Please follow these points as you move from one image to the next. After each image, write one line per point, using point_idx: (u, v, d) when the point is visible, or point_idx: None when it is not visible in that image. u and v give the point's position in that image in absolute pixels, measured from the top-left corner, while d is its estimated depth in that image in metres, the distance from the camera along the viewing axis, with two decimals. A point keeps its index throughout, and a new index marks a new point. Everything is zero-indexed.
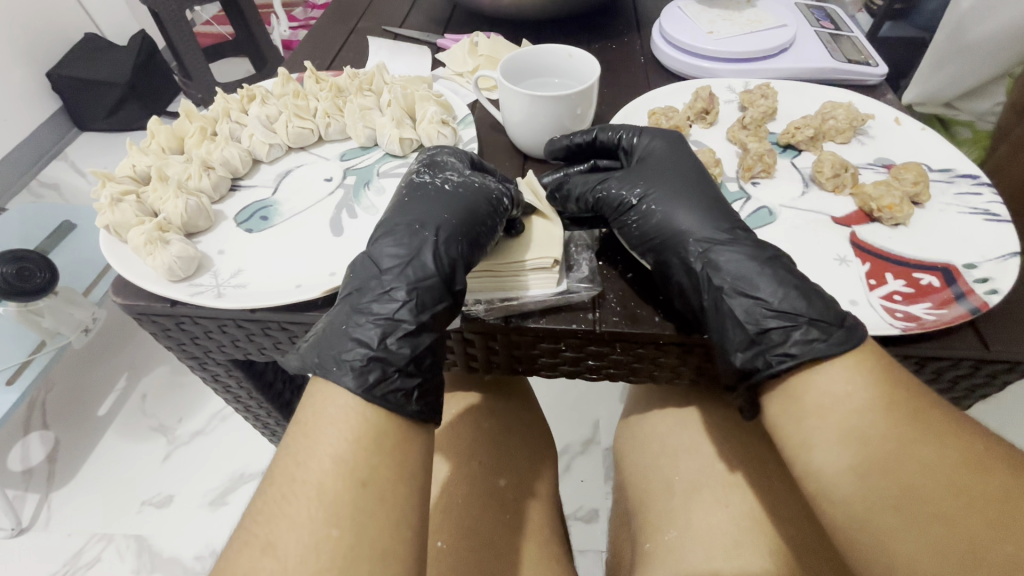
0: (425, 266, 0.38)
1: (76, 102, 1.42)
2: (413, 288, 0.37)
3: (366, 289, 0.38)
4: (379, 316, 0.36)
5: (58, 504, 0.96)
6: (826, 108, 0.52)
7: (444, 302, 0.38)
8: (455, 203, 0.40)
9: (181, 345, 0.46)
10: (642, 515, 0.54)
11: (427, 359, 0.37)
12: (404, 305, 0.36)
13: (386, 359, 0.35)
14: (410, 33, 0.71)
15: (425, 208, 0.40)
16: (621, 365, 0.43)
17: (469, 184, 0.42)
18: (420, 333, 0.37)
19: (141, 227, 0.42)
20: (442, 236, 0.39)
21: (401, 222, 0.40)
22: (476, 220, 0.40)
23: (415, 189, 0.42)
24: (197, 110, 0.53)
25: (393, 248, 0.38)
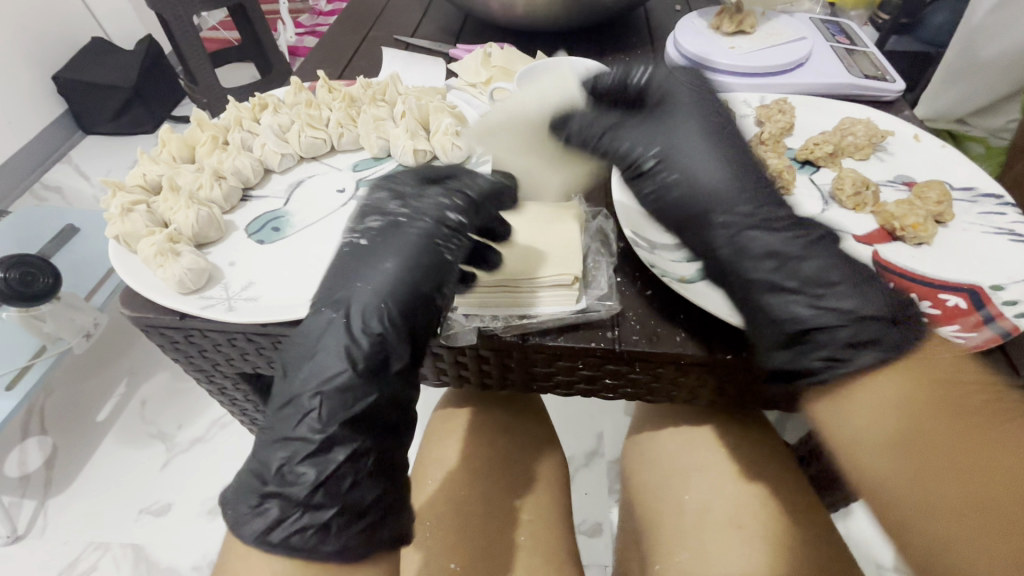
0: (337, 361, 0.36)
1: (82, 106, 1.42)
2: (321, 395, 0.35)
3: (281, 390, 0.37)
4: (291, 435, 0.35)
5: (55, 511, 0.95)
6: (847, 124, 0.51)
7: (370, 395, 0.36)
8: (381, 278, 0.39)
9: (188, 358, 0.45)
10: (653, 532, 0.53)
11: (342, 479, 0.34)
12: (311, 414, 0.35)
13: (281, 494, 0.34)
14: (422, 43, 0.70)
15: (346, 286, 0.39)
16: (639, 385, 0.43)
17: (392, 252, 0.40)
18: (329, 446, 0.35)
19: (151, 237, 0.42)
20: (355, 324, 0.37)
21: (321, 321, 0.38)
22: (402, 295, 0.39)
23: (342, 256, 0.41)
24: (209, 119, 0.52)
25: (313, 353, 0.37)
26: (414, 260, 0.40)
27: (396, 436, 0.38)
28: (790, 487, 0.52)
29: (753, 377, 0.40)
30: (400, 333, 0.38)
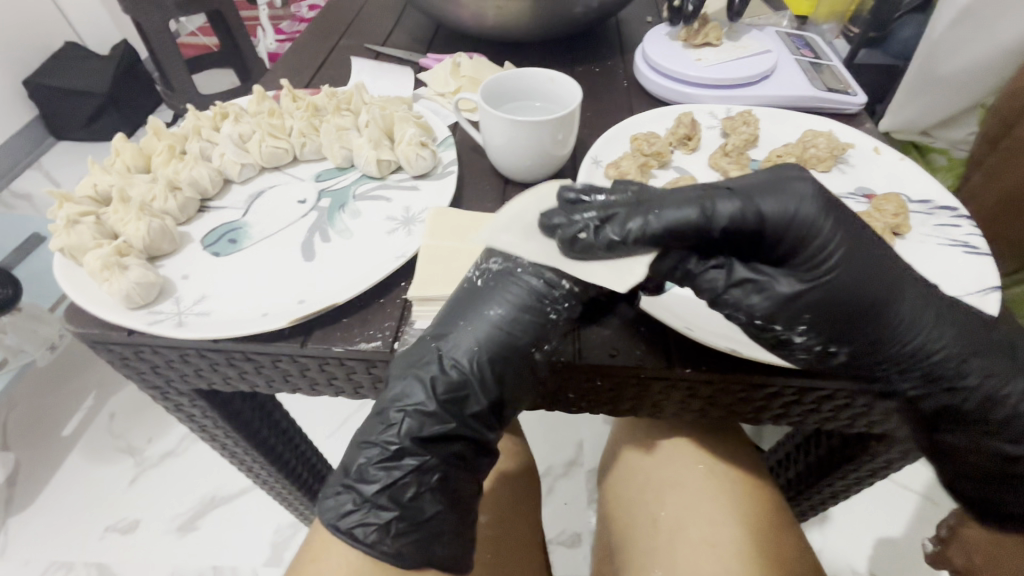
0: (423, 389, 0.37)
1: (52, 111, 1.38)
2: (409, 419, 0.37)
3: (378, 400, 0.39)
4: (373, 439, 0.38)
5: (17, 531, 0.91)
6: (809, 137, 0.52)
7: (449, 423, 0.38)
8: (486, 315, 0.38)
9: (140, 374, 0.44)
10: (630, 551, 0.52)
11: (406, 488, 0.37)
12: (397, 426, 0.37)
13: (356, 488, 0.38)
14: (393, 52, 0.70)
15: (455, 321, 0.38)
16: (604, 399, 0.42)
17: (505, 291, 0.38)
18: (400, 457, 0.38)
19: (98, 250, 0.40)
20: (457, 358, 0.38)
21: (433, 368, 0.38)
22: (502, 338, 0.38)
23: (457, 288, 0.39)
24: (166, 127, 0.51)
25: (411, 389, 0.38)
26: (523, 305, 0.37)
27: (468, 461, 0.40)
28: (760, 500, 0.52)
29: (717, 391, 0.39)
30: (483, 374, 0.38)
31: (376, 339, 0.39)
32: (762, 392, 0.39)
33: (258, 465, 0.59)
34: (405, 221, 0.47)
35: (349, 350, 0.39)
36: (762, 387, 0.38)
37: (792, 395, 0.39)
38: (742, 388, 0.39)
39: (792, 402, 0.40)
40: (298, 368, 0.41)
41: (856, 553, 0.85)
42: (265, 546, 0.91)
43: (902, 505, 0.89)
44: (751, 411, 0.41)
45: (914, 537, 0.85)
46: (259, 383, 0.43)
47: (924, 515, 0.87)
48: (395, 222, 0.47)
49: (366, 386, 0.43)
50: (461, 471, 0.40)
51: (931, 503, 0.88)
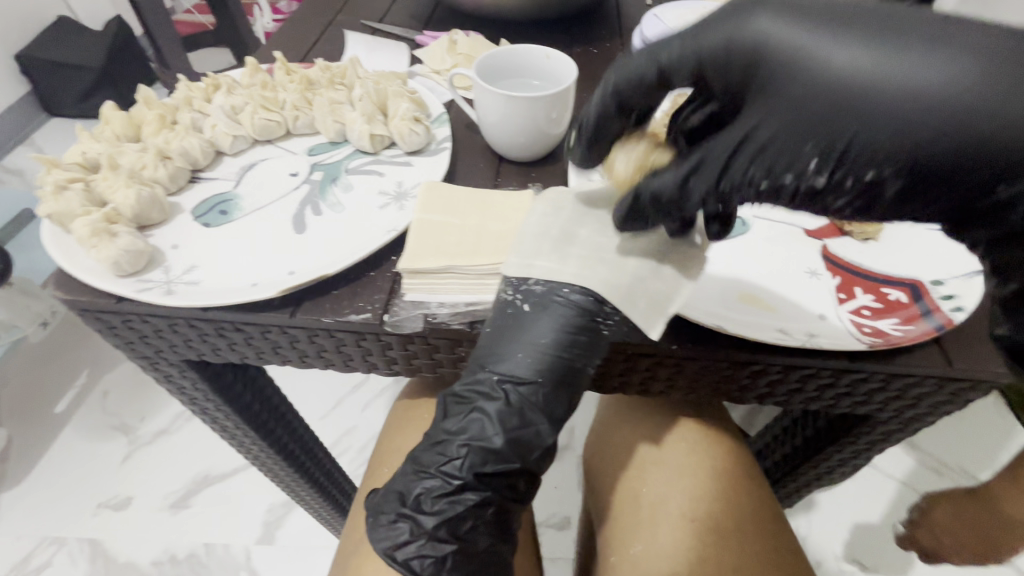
0: (487, 425, 0.36)
1: (45, 86, 1.36)
2: (469, 447, 0.36)
3: (435, 431, 0.39)
4: (431, 470, 0.37)
5: (9, 505, 0.91)
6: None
7: (515, 461, 0.37)
8: (542, 343, 0.36)
9: (129, 343, 0.44)
10: (609, 525, 0.53)
11: (464, 521, 0.37)
12: (460, 461, 0.36)
13: (415, 518, 0.37)
14: (389, 29, 0.69)
15: (509, 351, 0.37)
16: (604, 381, 0.43)
17: (556, 315, 0.36)
18: (463, 491, 0.37)
19: (86, 218, 0.40)
20: (520, 392, 0.36)
21: (497, 390, 0.37)
22: (562, 366, 0.37)
23: (501, 310, 0.37)
24: (157, 98, 0.50)
25: (472, 423, 0.37)
26: (577, 330, 0.36)
27: (518, 492, 0.39)
28: (749, 488, 0.53)
29: (703, 368, 0.40)
30: (547, 407, 0.37)
31: (366, 311, 0.39)
32: (754, 374, 0.40)
33: (249, 440, 0.59)
34: (397, 196, 0.47)
35: (338, 321, 0.39)
36: (749, 364, 0.39)
37: (777, 372, 0.39)
38: (728, 366, 0.39)
39: (777, 381, 0.40)
40: (287, 340, 0.41)
41: (841, 540, 0.86)
42: (258, 525, 0.91)
43: (887, 493, 0.90)
44: (735, 389, 0.42)
45: (891, 522, 0.87)
46: (249, 353, 0.43)
47: (903, 500, 0.89)
48: (388, 197, 0.47)
49: (356, 359, 0.43)
50: (513, 503, 0.39)
51: (905, 485, 0.90)
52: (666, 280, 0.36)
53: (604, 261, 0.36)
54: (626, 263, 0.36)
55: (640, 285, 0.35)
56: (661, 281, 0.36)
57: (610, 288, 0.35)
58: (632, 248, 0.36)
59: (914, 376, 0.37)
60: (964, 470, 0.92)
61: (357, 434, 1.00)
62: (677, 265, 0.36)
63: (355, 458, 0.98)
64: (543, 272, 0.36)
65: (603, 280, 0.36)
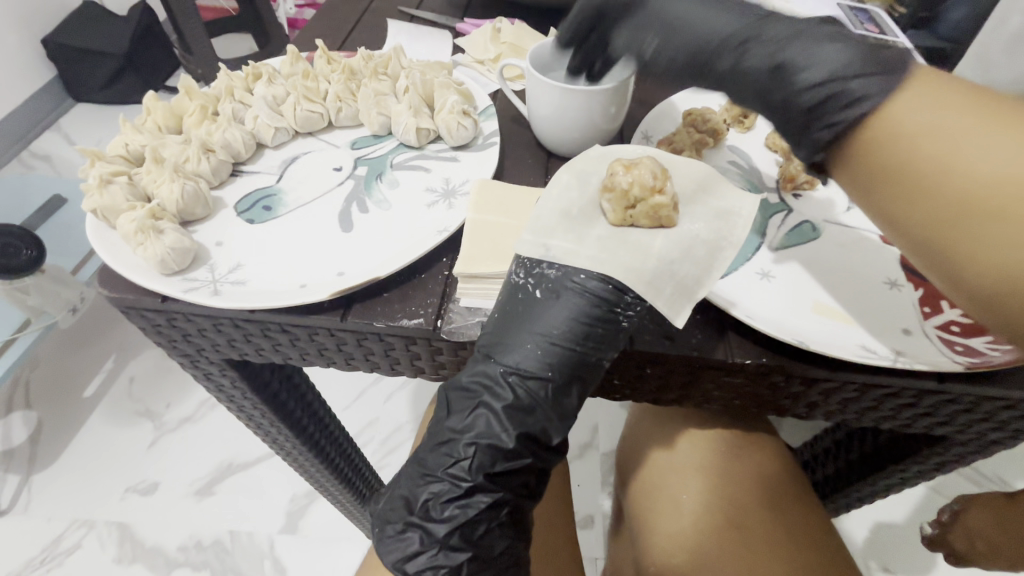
0: (493, 422, 0.35)
1: (72, 71, 1.36)
2: (476, 443, 0.35)
3: (439, 429, 0.37)
4: (438, 473, 0.36)
5: (40, 487, 0.92)
6: (668, 219, 0.35)
7: (525, 457, 0.35)
8: (554, 333, 0.34)
9: (172, 342, 0.42)
10: (651, 535, 0.52)
11: (478, 526, 0.36)
12: (466, 462, 0.35)
13: (424, 527, 0.36)
14: (428, 16, 0.67)
15: (518, 340, 0.35)
16: (651, 392, 0.41)
17: (569, 303, 0.34)
18: (472, 493, 0.35)
19: (131, 212, 0.39)
20: (528, 386, 0.35)
21: (499, 382, 0.35)
22: (573, 360, 0.35)
23: (512, 295, 0.35)
24: (198, 87, 0.48)
25: (478, 419, 0.35)
26: (591, 321, 0.34)
27: (531, 490, 0.38)
28: (800, 502, 0.51)
29: (771, 385, 0.38)
30: (558, 403, 0.35)
31: (419, 316, 0.37)
32: (825, 393, 0.37)
33: (284, 439, 0.58)
34: (446, 194, 0.45)
35: (391, 326, 0.37)
36: (822, 382, 0.36)
37: (852, 391, 0.37)
38: (800, 382, 0.37)
39: (849, 400, 0.38)
40: (334, 343, 0.40)
41: (873, 549, 0.83)
42: (282, 513, 0.91)
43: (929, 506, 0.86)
44: (802, 407, 0.39)
45: None
46: (294, 355, 0.42)
47: None
48: (436, 195, 0.45)
49: (404, 362, 0.41)
50: None
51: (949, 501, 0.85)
52: (698, 266, 0.35)
53: (631, 246, 0.35)
54: (654, 243, 0.35)
55: (668, 270, 0.34)
56: (693, 264, 0.35)
57: (633, 276, 0.34)
58: (659, 233, 0.35)
59: (1006, 400, 0.35)
60: (999, 479, 0.87)
61: (381, 426, 1.00)
62: (711, 246, 0.35)
63: (377, 450, 0.97)
64: (557, 254, 0.35)
65: (628, 266, 0.34)
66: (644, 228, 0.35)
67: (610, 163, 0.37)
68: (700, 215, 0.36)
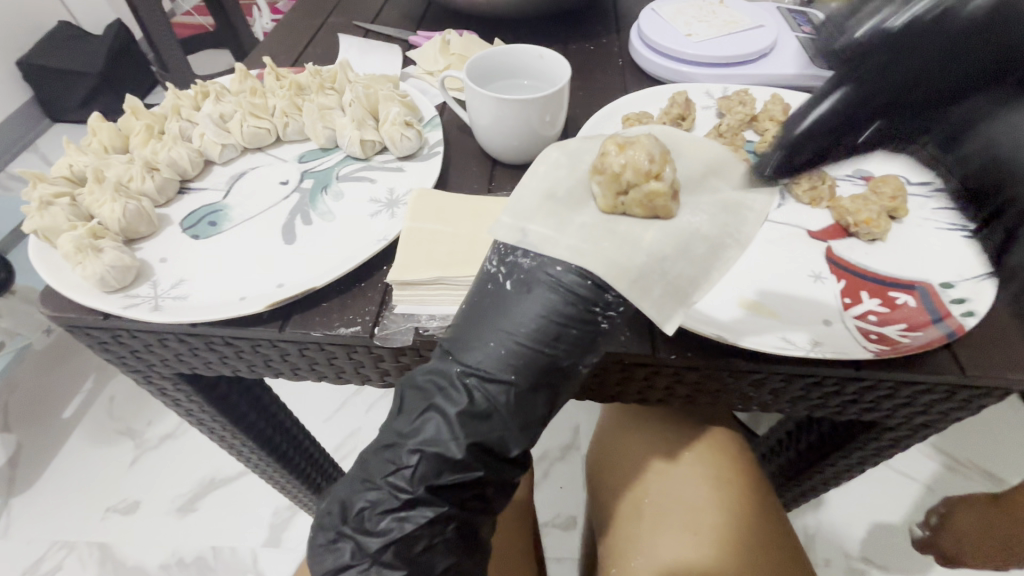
0: (443, 428, 0.33)
1: (47, 93, 1.36)
2: (421, 451, 0.33)
3: (386, 431, 0.35)
4: (377, 481, 0.34)
5: (19, 510, 0.92)
6: (663, 209, 0.32)
7: (477, 469, 0.33)
8: (520, 331, 0.32)
9: (121, 359, 0.43)
10: (612, 535, 0.53)
11: (416, 541, 0.33)
12: (410, 470, 0.33)
13: (358, 539, 0.34)
14: (383, 29, 0.68)
15: (481, 338, 0.33)
16: (599, 391, 0.42)
17: (541, 299, 0.32)
18: (413, 506, 0.33)
19: (72, 232, 0.39)
20: (488, 389, 0.33)
21: (458, 385, 0.33)
22: (541, 362, 0.33)
23: (481, 285, 0.34)
24: (145, 108, 0.49)
25: (431, 422, 0.33)
26: (564, 320, 0.32)
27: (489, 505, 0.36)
28: (752, 494, 0.53)
29: (704, 378, 0.39)
30: (519, 409, 0.33)
31: (356, 324, 0.38)
32: (756, 384, 0.39)
33: (247, 450, 0.58)
34: (388, 204, 0.46)
35: (328, 334, 0.38)
36: (749, 374, 0.38)
37: (781, 381, 0.38)
38: (729, 375, 0.38)
39: (780, 390, 0.39)
40: (279, 353, 0.41)
41: (850, 538, 0.83)
42: (264, 527, 0.91)
43: (910, 498, 0.85)
44: (739, 399, 0.41)
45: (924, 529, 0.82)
46: (242, 367, 0.42)
47: (923, 502, 0.85)
48: (379, 205, 0.46)
49: (349, 370, 0.42)
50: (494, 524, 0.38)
51: (927, 489, 0.86)
52: (696, 266, 0.32)
53: (613, 237, 0.32)
54: (644, 236, 0.32)
55: (659, 267, 0.32)
56: (689, 263, 0.32)
57: (619, 272, 0.31)
58: (653, 224, 0.33)
59: (925, 384, 0.36)
60: (973, 464, 0.88)
61: (361, 436, 1.00)
62: (711, 242, 0.33)
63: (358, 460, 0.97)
64: (534, 240, 0.33)
65: (611, 259, 0.31)
66: (637, 217, 0.33)
67: (608, 140, 0.34)
68: (706, 205, 0.33)
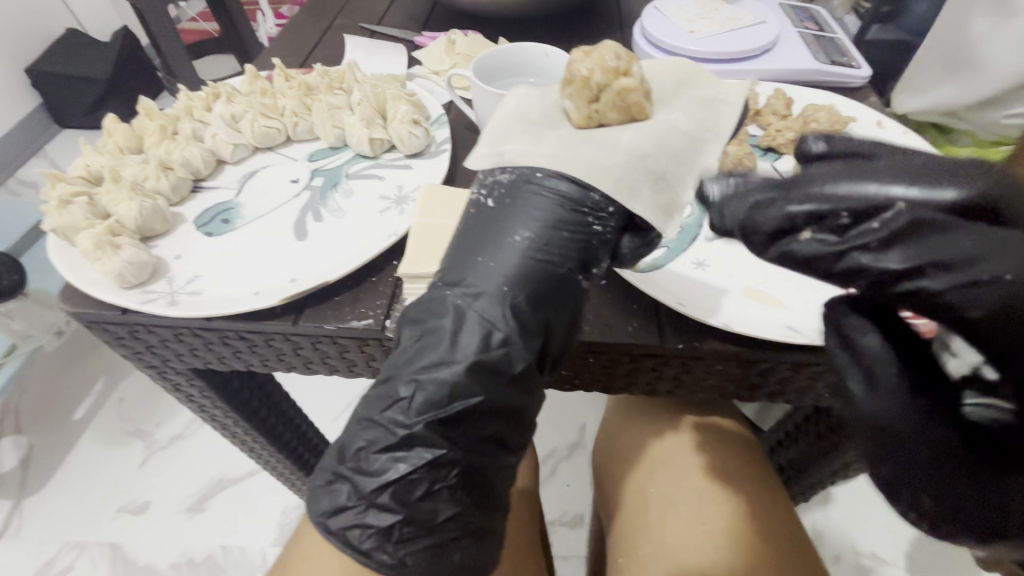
0: (443, 347, 0.33)
1: (57, 99, 1.38)
2: (417, 383, 0.33)
3: (386, 367, 0.35)
4: (375, 418, 0.34)
5: (31, 511, 0.93)
6: (637, 106, 0.34)
7: (476, 393, 0.33)
8: (509, 243, 0.34)
9: (137, 354, 0.44)
10: (620, 526, 0.53)
11: (415, 486, 0.33)
12: (408, 400, 0.33)
13: (354, 480, 0.34)
14: (389, 30, 0.69)
15: (470, 258, 0.34)
16: (608, 384, 0.43)
17: (526, 208, 0.34)
18: (410, 447, 0.33)
19: (90, 230, 0.40)
20: (483, 304, 0.33)
21: (450, 306, 0.34)
22: (537, 268, 0.33)
23: (466, 212, 0.36)
24: (158, 109, 0.50)
25: (429, 349, 0.34)
26: (553, 224, 0.33)
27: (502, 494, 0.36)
28: (760, 485, 0.53)
29: (711, 368, 0.39)
30: (521, 321, 0.33)
31: (368, 317, 0.39)
32: (763, 373, 0.39)
33: (259, 446, 0.59)
34: (397, 200, 0.47)
35: (341, 327, 0.39)
36: (756, 363, 0.38)
37: (787, 370, 0.38)
38: (736, 365, 0.38)
39: (787, 379, 0.39)
40: (291, 347, 0.41)
41: (860, 536, 0.83)
42: (272, 526, 0.92)
43: None
44: (745, 389, 0.41)
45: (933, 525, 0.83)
46: (255, 361, 0.43)
47: None
48: (388, 201, 0.46)
49: (360, 364, 0.43)
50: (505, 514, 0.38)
51: None
52: (677, 160, 0.33)
53: (594, 140, 0.34)
54: (623, 136, 0.33)
55: (640, 159, 0.33)
56: (671, 158, 0.33)
57: (601, 170, 0.32)
58: (632, 125, 0.34)
59: None
60: None
61: None
62: (691, 137, 0.34)
63: None
64: (511, 156, 0.34)
65: (592, 162, 0.33)
66: (616, 121, 0.34)
67: (572, 52, 0.37)
68: (677, 109, 0.36)
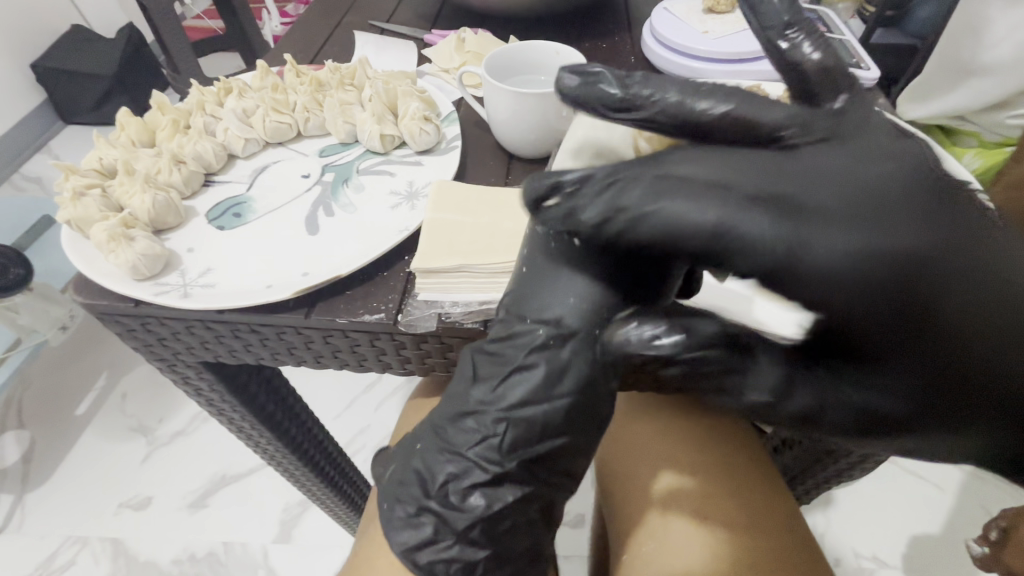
0: (532, 388, 0.36)
1: (61, 95, 1.38)
2: (507, 421, 0.36)
3: (464, 399, 0.38)
4: (462, 452, 0.37)
5: (33, 505, 0.93)
6: None
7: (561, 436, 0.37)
8: (590, 285, 0.34)
9: (147, 347, 0.44)
10: (624, 522, 0.54)
11: (503, 520, 0.38)
12: (499, 438, 0.36)
13: (443, 512, 0.37)
14: (398, 28, 0.69)
15: (552, 295, 0.35)
16: (618, 379, 0.43)
17: (607, 252, 0.34)
18: (501, 485, 0.37)
19: (104, 222, 0.41)
20: (566, 343, 0.35)
21: (529, 337, 0.36)
22: (614, 310, 0.35)
23: (543, 246, 0.36)
24: (170, 103, 0.50)
25: (518, 378, 0.36)
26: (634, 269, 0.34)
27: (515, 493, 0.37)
28: (764, 485, 0.53)
29: None
30: (597, 358, 0.35)
31: (380, 311, 0.39)
32: None
33: (264, 440, 0.59)
34: (409, 196, 0.47)
35: (353, 321, 0.39)
36: None
37: None
38: None
39: None
40: (303, 341, 0.42)
41: (861, 538, 0.83)
42: (274, 523, 0.92)
43: (920, 498, 0.86)
44: None
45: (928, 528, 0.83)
46: (265, 355, 0.43)
47: (932, 502, 0.85)
48: (399, 197, 0.47)
49: (371, 358, 0.43)
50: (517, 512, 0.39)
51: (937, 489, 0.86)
52: None
53: None
54: None
55: None
56: None
57: None
58: None
59: None
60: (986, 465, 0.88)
61: (371, 434, 1.00)
62: None
63: (368, 458, 0.98)
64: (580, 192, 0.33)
65: None
66: None
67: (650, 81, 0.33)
68: None
